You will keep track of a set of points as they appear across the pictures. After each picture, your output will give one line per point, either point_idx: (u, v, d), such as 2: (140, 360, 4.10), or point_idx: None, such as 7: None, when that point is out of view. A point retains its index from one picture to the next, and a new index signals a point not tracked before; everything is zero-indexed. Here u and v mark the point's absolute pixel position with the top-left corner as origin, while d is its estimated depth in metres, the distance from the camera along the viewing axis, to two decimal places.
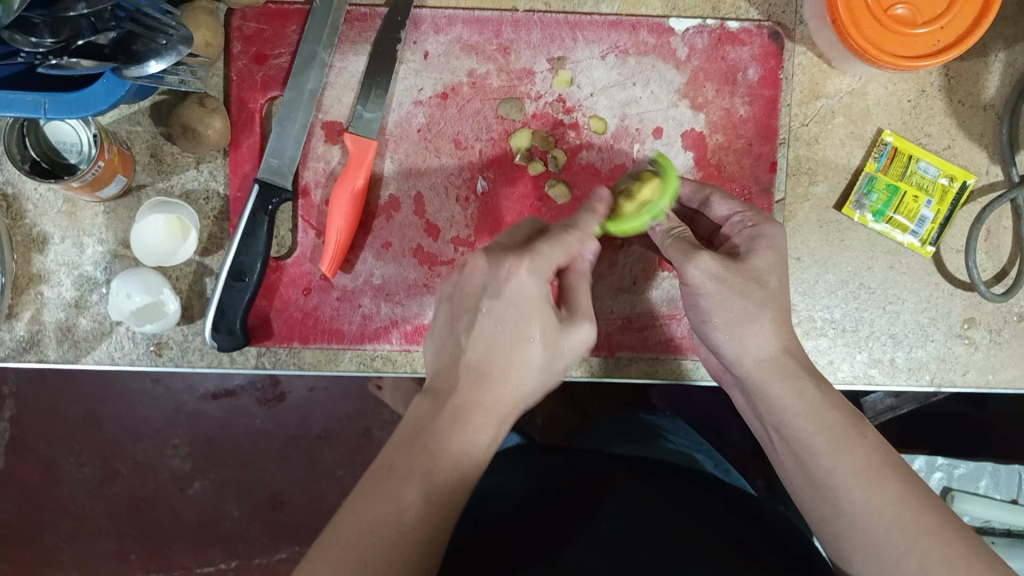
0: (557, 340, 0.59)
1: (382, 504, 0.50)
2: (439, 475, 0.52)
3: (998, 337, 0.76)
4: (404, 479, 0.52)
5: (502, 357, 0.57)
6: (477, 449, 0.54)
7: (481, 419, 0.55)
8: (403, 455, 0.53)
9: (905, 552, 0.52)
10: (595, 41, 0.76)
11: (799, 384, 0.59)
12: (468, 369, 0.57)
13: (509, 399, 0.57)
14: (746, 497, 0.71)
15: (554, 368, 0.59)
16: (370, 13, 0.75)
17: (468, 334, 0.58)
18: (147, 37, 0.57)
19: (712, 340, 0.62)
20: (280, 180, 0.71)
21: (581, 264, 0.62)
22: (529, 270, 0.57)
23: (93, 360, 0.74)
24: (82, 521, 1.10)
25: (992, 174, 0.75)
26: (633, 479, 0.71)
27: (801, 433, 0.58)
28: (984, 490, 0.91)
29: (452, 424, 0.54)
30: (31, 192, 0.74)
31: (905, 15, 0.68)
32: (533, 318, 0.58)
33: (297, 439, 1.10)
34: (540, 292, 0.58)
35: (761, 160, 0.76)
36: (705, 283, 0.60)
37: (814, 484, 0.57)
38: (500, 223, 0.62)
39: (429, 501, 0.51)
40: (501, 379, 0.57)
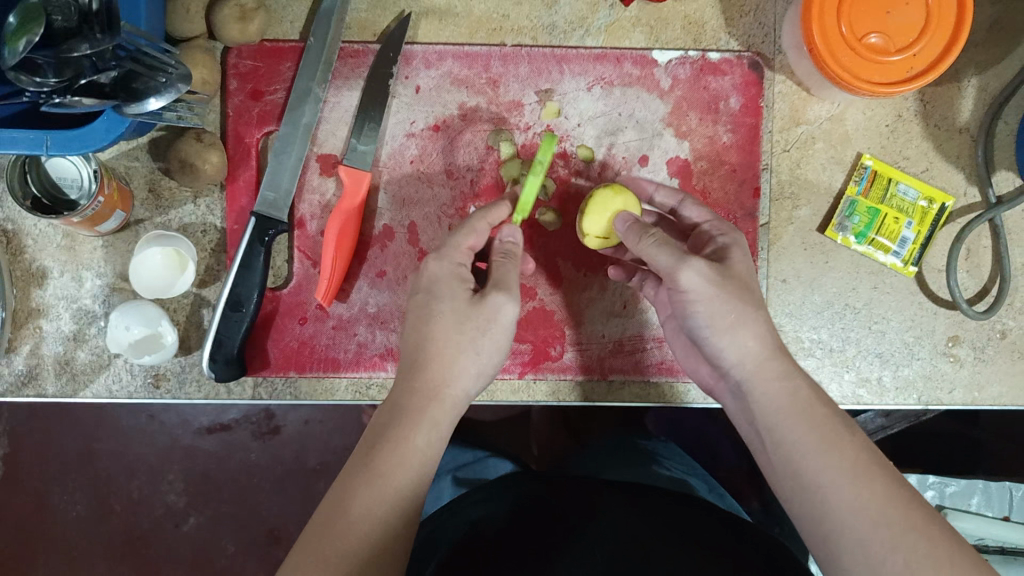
0: (477, 320, 0.61)
1: (336, 506, 0.54)
2: (380, 463, 0.55)
3: (982, 353, 0.78)
4: (354, 476, 0.56)
5: (431, 343, 0.61)
6: (419, 440, 0.57)
7: (418, 405, 0.59)
8: (355, 458, 0.57)
9: (892, 547, 0.51)
10: (581, 73, 0.78)
11: (792, 383, 0.60)
12: (404, 365, 0.62)
13: (447, 385, 0.60)
14: (743, 525, 0.72)
15: (487, 349, 0.62)
16: (363, 49, 0.77)
17: (404, 332, 0.64)
18: (147, 77, 0.59)
19: (710, 345, 0.63)
20: (276, 213, 0.72)
21: (503, 246, 0.66)
22: (436, 257, 0.64)
23: (91, 393, 0.74)
24: (77, 558, 1.09)
25: (970, 195, 0.78)
26: (612, 500, 0.73)
27: (793, 435, 0.58)
28: (976, 508, 0.91)
29: (392, 416, 0.59)
30: (30, 228, 0.75)
31: (879, 44, 0.70)
32: (445, 297, 0.62)
33: (293, 473, 1.10)
34: (452, 274, 0.64)
35: (746, 185, 0.78)
36: (697, 286, 0.61)
37: (803, 489, 0.56)
38: (466, 246, 0.65)
39: (376, 492, 0.54)
40: (432, 363, 0.60)
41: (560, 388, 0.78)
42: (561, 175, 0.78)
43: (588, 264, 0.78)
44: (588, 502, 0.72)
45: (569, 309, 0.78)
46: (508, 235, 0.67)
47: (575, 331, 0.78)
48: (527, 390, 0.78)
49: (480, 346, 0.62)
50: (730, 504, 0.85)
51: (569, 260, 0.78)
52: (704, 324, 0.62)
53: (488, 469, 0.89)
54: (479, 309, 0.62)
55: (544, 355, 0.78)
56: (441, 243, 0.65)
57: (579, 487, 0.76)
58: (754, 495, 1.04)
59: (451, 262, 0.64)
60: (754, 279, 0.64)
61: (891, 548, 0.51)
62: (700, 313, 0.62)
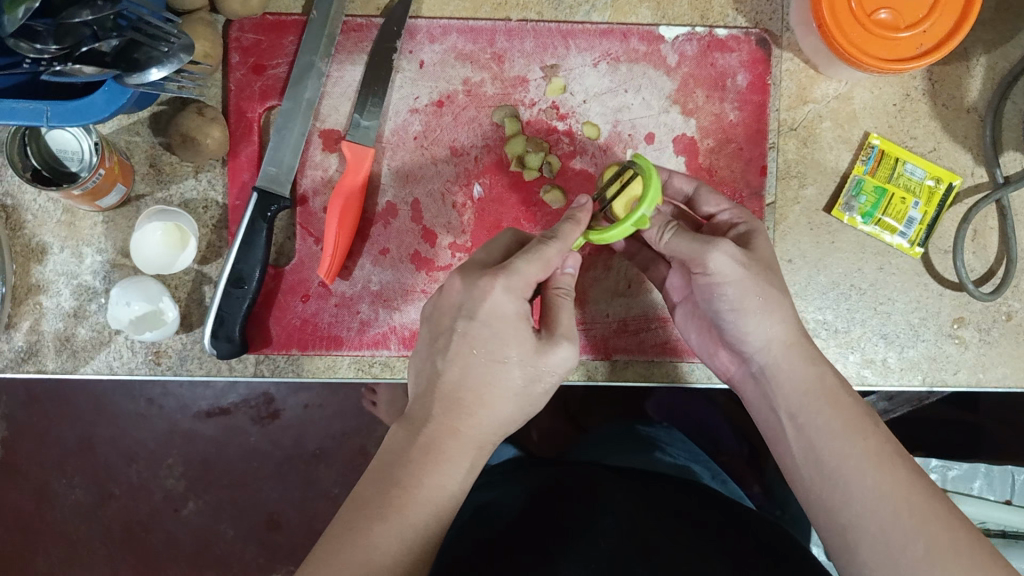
0: (535, 364, 0.59)
1: (359, 546, 0.51)
2: (412, 510, 0.53)
3: (987, 335, 0.77)
4: (379, 516, 0.53)
5: (478, 384, 0.58)
6: (450, 483, 0.55)
7: (455, 448, 0.56)
8: (377, 492, 0.54)
9: (914, 536, 0.52)
10: (587, 49, 0.77)
11: (818, 369, 0.61)
12: (440, 398, 0.58)
13: (485, 428, 0.58)
14: (742, 511, 0.71)
15: (533, 393, 0.60)
16: (367, 23, 0.76)
17: (444, 357, 0.59)
18: (148, 46, 0.58)
19: (734, 329, 0.63)
20: (278, 188, 0.71)
21: (562, 279, 0.64)
22: (505, 289, 0.58)
23: (91, 370, 0.74)
24: (75, 542, 1.09)
25: (977, 175, 0.77)
26: (624, 491, 0.71)
27: (818, 421, 0.59)
28: (978, 492, 0.91)
29: (426, 454, 0.55)
30: (29, 203, 0.74)
31: (889, 20, 0.70)
32: (510, 342, 0.59)
33: (293, 458, 1.10)
34: (519, 313, 0.59)
35: (752, 164, 0.78)
36: (730, 268, 0.61)
37: (823, 477, 0.57)
38: (534, 279, 0.59)
39: (404, 540, 0.52)
40: (478, 406, 0.58)
41: None
42: (565, 151, 0.77)
43: (592, 242, 0.78)
44: (597, 497, 0.70)
45: (573, 288, 0.78)
46: (569, 268, 0.64)
47: (579, 310, 0.78)
48: None
49: (522, 381, 0.59)
50: (733, 491, 0.85)
51: (574, 238, 0.78)
52: (730, 306, 0.62)
53: (490, 454, 0.89)
54: (537, 354, 0.59)
55: None
56: (510, 267, 0.58)
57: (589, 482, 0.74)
58: (755, 479, 1.01)
59: (517, 297, 0.58)
60: (764, 256, 0.63)
61: (911, 537, 0.52)
62: (729, 296, 0.62)
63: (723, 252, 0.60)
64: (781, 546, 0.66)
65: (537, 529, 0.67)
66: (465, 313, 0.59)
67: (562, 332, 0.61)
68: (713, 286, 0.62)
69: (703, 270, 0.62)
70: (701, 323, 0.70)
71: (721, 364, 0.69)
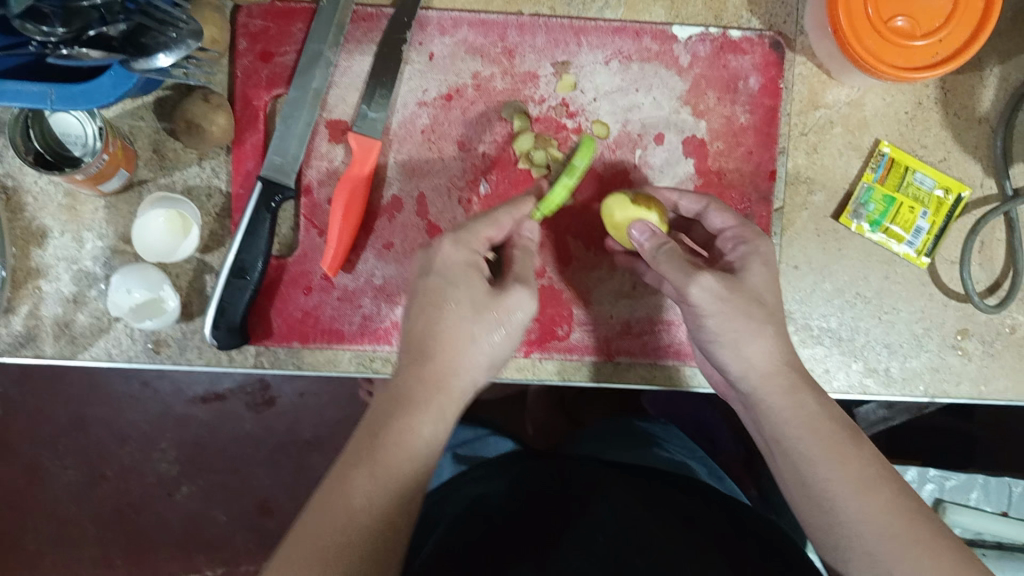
0: (496, 310, 0.59)
1: (334, 495, 0.51)
2: (384, 455, 0.52)
3: (990, 348, 0.77)
4: (353, 466, 0.52)
5: (441, 332, 0.58)
6: (421, 429, 0.54)
7: (426, 395, 0.56)
8: (352, 447, 0.53)
9: (901, 560, 0.53)
10: (599, 46, 0.77)
11: (801, 398, 0.60)
12: (409, 350, 0.58)
13: (457, 377, 0.57)
14: (744, 517, 0.69)
15: (501, 343, 0.59)
16: (377, 13, 0.75)
17: (410, 316, 0.59)
18: (156, 31, 0.57)
19: (714, 356, 0.62)
20: (283, 178, 0.71)
21: (522, 240, 0.65)
22: (453, 242, 0.61)
23: (90, 357, 0.73)
24: (65, 523, 1.08)
25: (986, 187, 0.77)
26: (609, 482, 0.72)
27: (800, 449, 0.58)
28: (975, 503, 0.91)
29: (398, 405, 0.55)
30: (31, 185, 0.73)
31: (905, 28, 0.69)
32: (463, 286, 0.59)
33: (287, 446, 1.09)
34: (468, 262, 0.60)
35: (761, 168, 0.77)
36: (708, 301, 0.60)
37: (811, 501, 0.57)
38: (485, 235, 0.62)
39: (380, 485, 0.51)
40: (446, 352, 0.57)
41: (564, 368, 0.77)
42: (573, 149, 0.76)
43: (597, 242, 0.77)
44: (591, 492, 0.71)
45: (577, 289, 0.77)
46: (529, 230, 0.65)
47: (583, 311, 0.77)
48: (532, 368, 0.77)
49: (487, 330, 0.58)
50: (730, 487, 0.84)
51: (579, 238, 0.77)
52: (713, 338, 0.61)
53: (488, 447, 0.88)
54: (491, 298, 0.59)
55: (550, 334, 0.77)
56: (460, 226, 0.62)
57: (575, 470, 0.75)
58: (751, 482, 1.01)
59: (467, 249, 0.61)
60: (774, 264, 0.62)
61: (902, 559, 0.53)
62: (710, 327, 0.61)
63: (700, 283, 0.59)
64: (777, 542, 0.65)
65: (531, 534, 0.67)
66: (425, 271, 0.61)
67: (518, 279, 0.61)
68: (696, 316, 0.61)
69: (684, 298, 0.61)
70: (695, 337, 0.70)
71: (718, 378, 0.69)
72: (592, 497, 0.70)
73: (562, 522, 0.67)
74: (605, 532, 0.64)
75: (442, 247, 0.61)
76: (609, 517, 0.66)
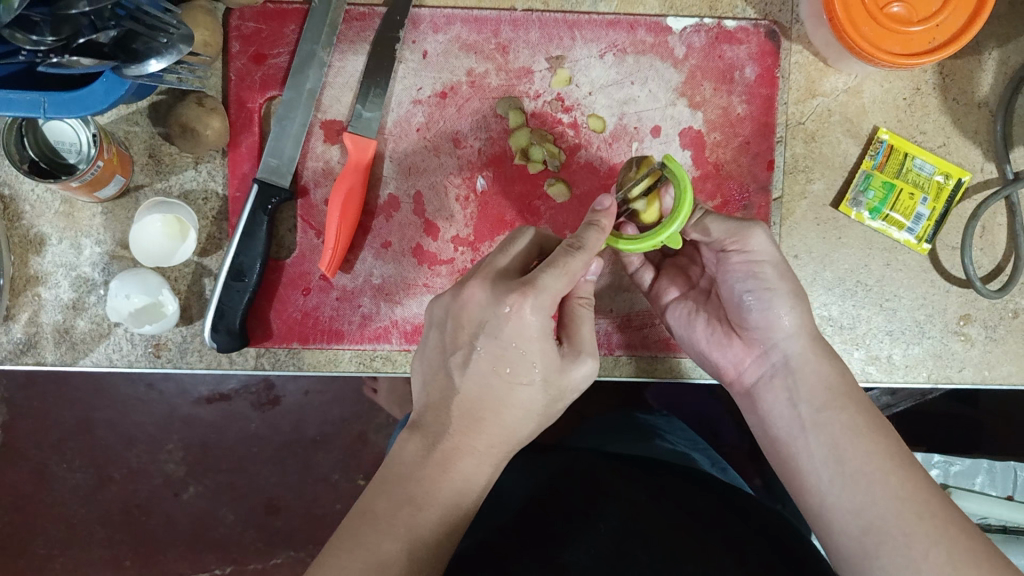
0: (556, 382, 0.58)
1: (368, 568, 0.50)
2: (425, 533, 0.53)
3: (994, 333, 0.77)
4: (389, 535, 0.52)
5: (496, 395, 0.57)
6: (464, 500, 0.55)
7: (472, 465, 0.56)
8: (389, 507, 0.53)
9: (933, 543, 0.51)
10: (593, 40, 0.76)
11: (837, 365, 0.62)
12: (461, 409, 0.57)
13: (500, 441, 0.57)
14: (736, 498, 0.70)
15: (551, 408, 0.60)
16: (369, 12, 0.75)
17: (463, 370, 0.57)
18: (147, 37, 0.57)
19: (761, 312, 0.62)
20: (279, 180, 0.71)
21: (584, 287, 0.63)
22: (534, 309, 0.55)
23: (91, 362, 0.73)
24: (74, 526, 1.09)
25: (987, 171, 0.76)
26: (622, 479, 0.70)
27: (836, 424, 0.58)
28: (981, 486, 0.91)
29: (445, 471, 0.55)
30: (27, 193, 0.73)
31: (901, 14, 0.68)
32: (536, 363, 0.56)
33: (291, 444, 1.09)
34: (542, 331, 0.55)
35: (759, 158, 0.77)
36: (767, 246, 0.62)
37: (846, 476, 0.56)
38: (559, 294, 0.56)
39: (414, 558, 0.51)
40: (495, 421, 0.57)
41: None
42: (570, 144, 0.76)
43: None
44: (600, 483, 0.69)
45: None
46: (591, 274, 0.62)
47: None
48: None
49: (543, 400, 0.58)
50: (732, 478, 0.84)
51: None
52: (765, 288, 0.62)
53: None
54: (559, 371, 0.58)
55: None
56: (535, 284, 0.54)
57: (584, 467, 0.72)
58: (755, 471, 1.02)
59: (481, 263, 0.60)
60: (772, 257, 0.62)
61: (932, 542, 0.51)
62: (766, 276, 0.62)
63: (761, 232, 0.62)
64: (777, 530, 0.65)
65: (539, 524, 0.66)
66: (489, 332, 0.56)
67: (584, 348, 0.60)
68: (751, 264, 0.62)
69: (740, 248, 0.62)
70: (714, 315, 0.68)
71: (733, 357, 0.66)
72: (602, 491, 0.68)
73: (567, 524, 0.65)
74: (619, 528, 0.63)
75: None
76: (621, 516, 0.65)
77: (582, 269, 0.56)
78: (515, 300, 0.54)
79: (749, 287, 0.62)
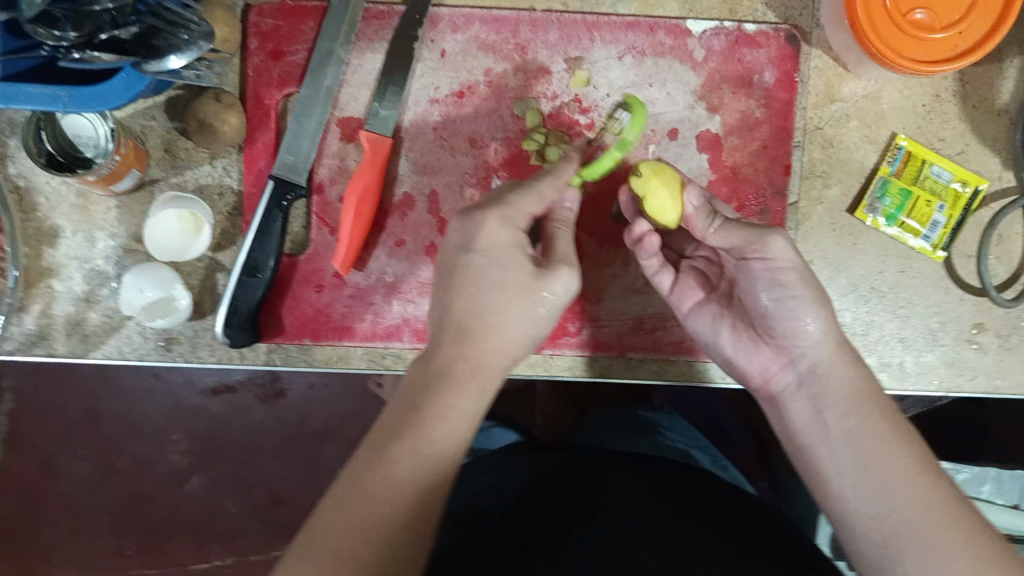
0: (539, 290, 0.59)
1: (377, 470, 0.49)
2: (429, 429, 0.52)
3: (1007, 342, 0.76)
4: (394, 438, 0.51)
5: (481, 313, 0.58)
6: (463, 405, 0.54)
7: (465, 373, 0.56)
8: (395, 416, 0.53)
9: (958, 548, 0.51)
10: (612, 41, 0.76)
11: (864, 372, 0.61)
12: (451, 325, 0.58)
13: (492, 361, 0.57)
14: (742, 495, 0.69)
15: (541, 319, 0.60)
16: (388, 10, 0.75)
17: (449, 292, 0.59)
18: (168, 32, 0.57)
19: (786, 319, 0.62)
20: (296, 177, 0.71)
21: (562, 212, 0.65)
22: (500, 220, 0.59)
23: (102, 355, 0.73)
24: (80, 515, 1.08)
25: (1005, 180, 0.76)
26: (624, 475, 0.69)
27: (862, 435, 0.58)
28: (986, 495, 0.91)
29: (442, 378, 0.55)
30: (42, 185, 0.73)
31: (924, 20, 0.68)
32: (508, 266, 0.59)
33: (298, 438, 1.09)
34: (513, 240, 0.59)
35: (776, 163, 0.76)
36: (787, 253, 0.61)
37: (869, 484, 0.56)
38: (528, 211, 0.60)
39: (421, 458, 0.50)
40: (487, 332, 0.58)
41: (575, 365, 0.77)
42: None
43: (611, 239, 0.77)
44: (598, 476, 0.69)
45: (589, 286, 0.77)
46: (569, 201, 0.65)
47: (594, 308, 0.77)
48: (543, 364, 0.77)
49: (529, 308, 0.59)
50: (736, 477, 0.83)
51: (592, 235, 0.77)
52: (789, 295, 0.62)
53: (495, 437, 0.88)
54: (538, 278, 0.59)
55: (562, 331, 0.77)
56: (503, 200, 0.60)
57: (592, 461, 0.71)
58: (763, 474, 1.02)
59: (512, 227, 0.59)
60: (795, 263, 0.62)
61: (955, 546, 0.51)
62: (790, 284, 0.61)
63: (780, 240, 0.61)
64: (789, 535, 0.64)
65: (541, 523, 0.65)
66: (464, 248, 0.59)
67: (563, 259, 0.61)
68: (774, 273, 0.62)
69: (761, 255, 0.62)
70: (739, 321, 0.67)
71: (759, 364, 0.66)
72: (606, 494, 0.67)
73: (574, 521, 0.65)
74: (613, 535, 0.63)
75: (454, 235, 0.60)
76: (621, 521, 0.65)
77: (552, 191, 0.62)
78: (483, 209, 0.59)
79: (774, 294, 0.62)
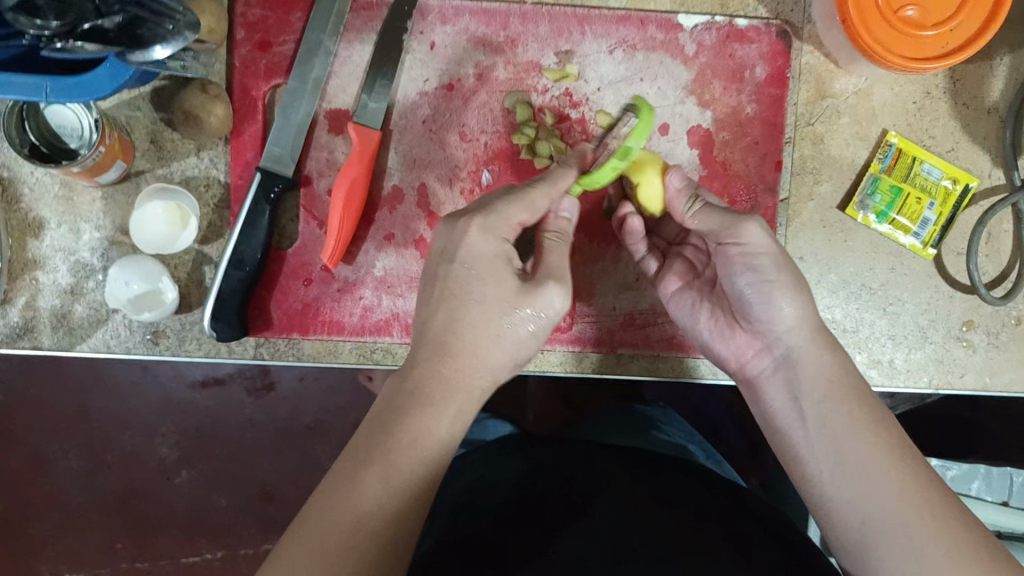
0: (520, 306, 0.59)
1: (346, 496, 0.49)
2: (400, 454, 0.51)
3: (996, 340, 0.76)
4: (364, 463, 0.51)
5: (462, 330, 0.57)
6: (437, 429, 0.54)
7: (444, 393, 0.55)
8: (366, 440, 0.52)
9: (935, 535, 0.51)
10: (603, 35, 0.75)
11: (842, 357, 0.61)
12: (428, 342, 0.57)
13: (471, 378, 0.57)
14: (736, 490, 0.70)
15: (523, 336, 0.60)
16: (377, 1, 0.74)
17: (429, 306, 0.59)
18: (152, 23, 0.55)
19: (761, 305, 0.62)
20: (282, 169, 0.70)
21: (557, 222, 0.65)
22: (482, 230, 0.59)
23: (88, 348, 0.73)
24: (67, 509, 1.08)
25: (994, 178, 0.76)
26: (613, 468, 0.70)
27: (838, 418, 0.58)
28: (976, 492, 0.91)
29: (417, 400, 0.54)
30: (26, 176, 0.72)
31: (915, 17, 0.68)
32: (488, 280, 0.58)
33: (286, 432, 1.09)
34: (497, 252, 0.59)
35: (767, 159, 0.76)
36: (761, 239, 0.61)
37: (846, 470, 0.56)
38: (515, 220, 0.60)
39: (390, 485, 0.50)
40: (464, 351, 0.57)
41: (567, 360, 0.76)
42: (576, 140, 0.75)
43: (601, 234, 0.76)
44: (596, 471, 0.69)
45: (579, 281, 0.77)
46: (564, 210, 0.66)
47: (585, 303, 0.77)
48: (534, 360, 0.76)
49: (508, 324, 0.59)
50: (728, 471, 0.83)
51: (583, 230, 0.76)
52: (763, 279, 0.61)
53: (485, 431, 0.88)
54: (518, 293, 0.59)
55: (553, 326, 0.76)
56: (490, 208, 0.60)
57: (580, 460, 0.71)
58: (753, 470, 1.02)
59: (496, 239, 0.59)
60: (771, 249, 0.61)
61: (934, 536, 0.51)
62: (763, 267, 0.61)
63: (755, 225, 0.61)
64: (786, 530, 0.64)
65: (535, 515, 0.64)
66: (446, 258, 0.59)
67: (551, 273, 0.62)
68: (747, 257, 0.61)
69: (736, 240, 0.62)
70: (718, 306, 0.67)
71: (736, 348, 0.66)
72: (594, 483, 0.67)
73: (563, 513, 0.64)
74: (610, 521, 0.63)
75: (446, 234, 0.60)
76: (613, 508, 0.64)
77: (544, 200, 0.62)
78: (467, 216, 0.59)
79: (749, 280, 0.62)
